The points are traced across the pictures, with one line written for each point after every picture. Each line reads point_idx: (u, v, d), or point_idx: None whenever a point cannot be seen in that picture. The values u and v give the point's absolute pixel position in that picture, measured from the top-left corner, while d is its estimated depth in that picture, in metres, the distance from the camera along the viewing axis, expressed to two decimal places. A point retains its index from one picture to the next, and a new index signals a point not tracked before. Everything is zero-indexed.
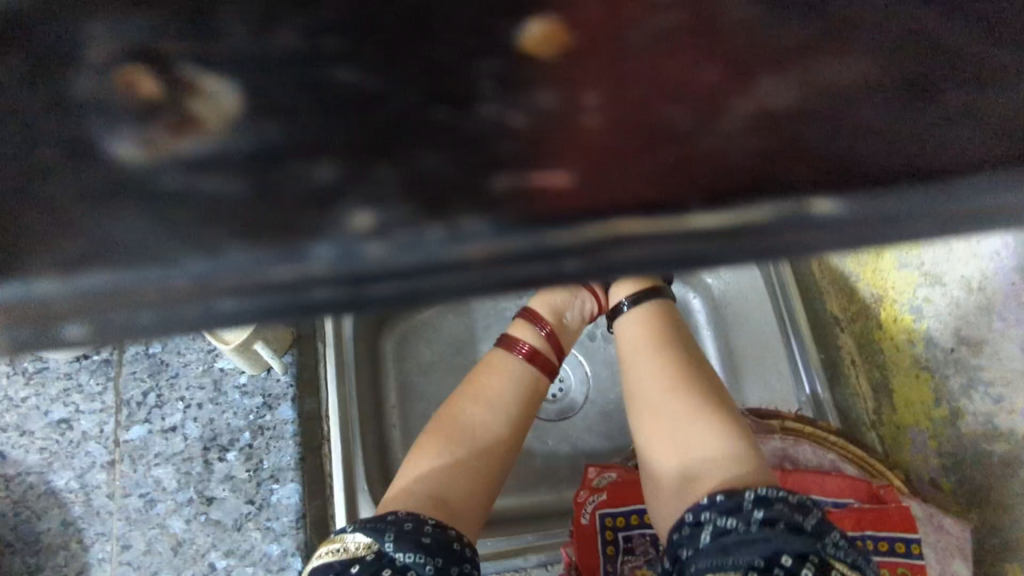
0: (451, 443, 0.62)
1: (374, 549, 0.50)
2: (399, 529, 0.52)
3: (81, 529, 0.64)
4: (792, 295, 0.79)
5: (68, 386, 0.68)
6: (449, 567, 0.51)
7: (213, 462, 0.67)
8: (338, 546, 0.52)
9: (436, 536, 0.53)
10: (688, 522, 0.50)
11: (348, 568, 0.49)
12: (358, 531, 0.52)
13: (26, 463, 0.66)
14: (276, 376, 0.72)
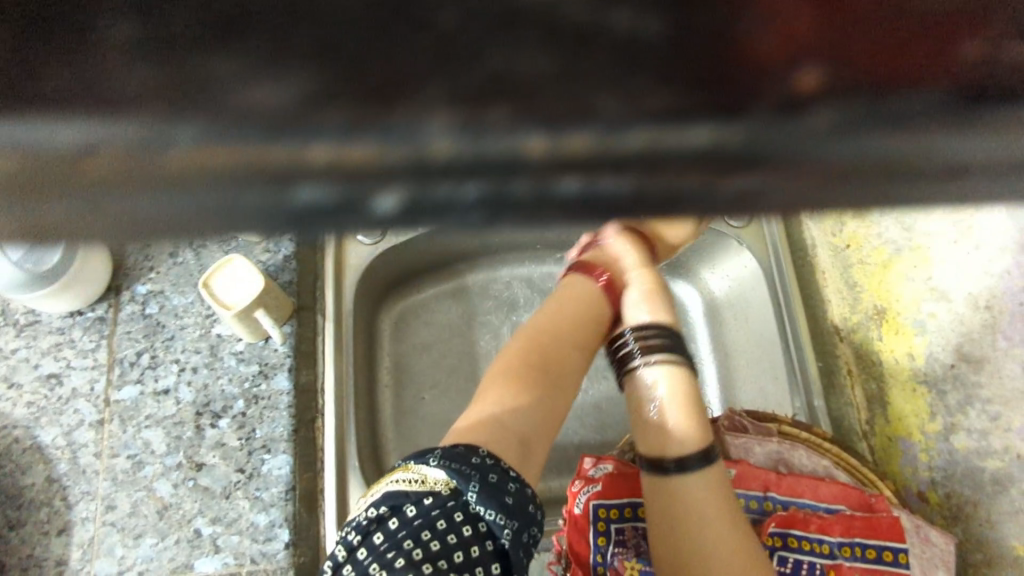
0: (539, 368, 0.62)
1: (454, 489, 0.48)
2: (484, 479, 0.49)
3: (65, 487, 0.63)
4: (804, 335, 0.78)
5: (60, 341, 0.68)
6: (522, 532, 0.49)
7: (205, 427, 0.67)
8: (416, 476, 0.49)
9: (517, 497, 0.50)
10: None
11: (421, 500, 0.47)
12: (443, 468, 0.49)
13: (14, 416, 0.65)
14: (274, 344, 0.70)
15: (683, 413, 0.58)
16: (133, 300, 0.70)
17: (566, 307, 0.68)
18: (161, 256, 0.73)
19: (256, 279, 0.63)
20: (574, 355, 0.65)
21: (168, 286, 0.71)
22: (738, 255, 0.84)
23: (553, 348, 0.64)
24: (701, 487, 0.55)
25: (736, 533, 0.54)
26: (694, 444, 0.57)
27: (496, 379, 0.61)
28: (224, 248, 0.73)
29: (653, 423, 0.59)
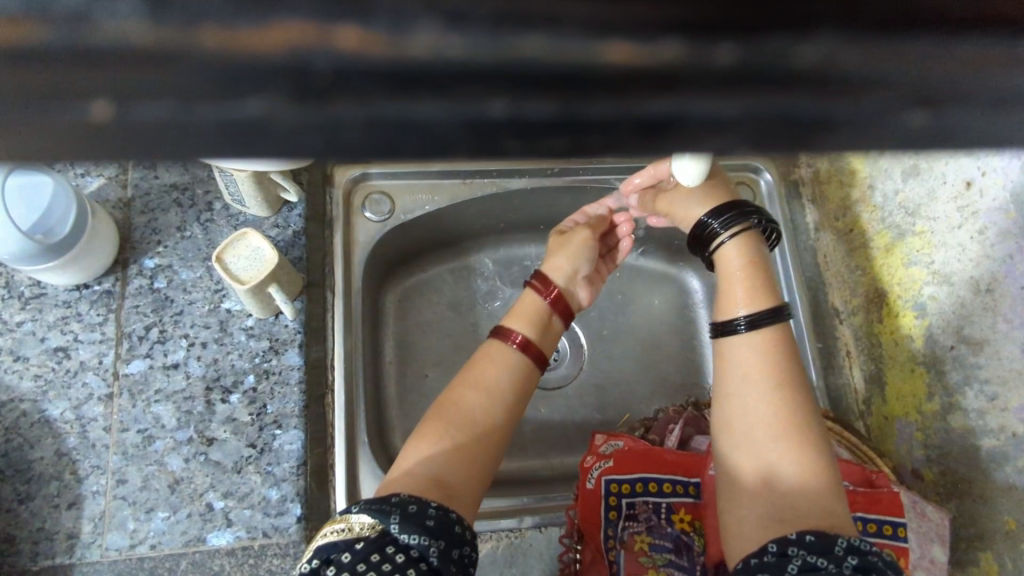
0: (453, 429, 0.59)
1: (378, 528, 0.48)
2: (405, 511, 0.50)
3: (75, 461, 0.63)
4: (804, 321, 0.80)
5: (66, 314, 0.67)
6: (450, 549, 0.50)
7: (215, 403, 0.67)
8: (343, 526, 0.49)
9: (441, 519, 0.51)
10: (775, 554, 0.46)
11: (352, 545, 0.47)
12: (364, 512, 0.50)
13: (20, 389, 0.64)
14: (285, 320, 0.70)
15: (751, 279, 0.61)
16: (141, 274, 0.70)
17: (477, 369, 0.64)
18: (169, 229, 0.72)
19: (269, 255, 0.63)
20: (504, 398, 0.63)
21: (176, 260, 0.71)
22: None
23: (469, 395, 0.62)
24: (749, 416, 0.55)
25: (805, 469, 0.52)
26: (760, 305, 0.59)
27: (420, 434, 0.59)
28: (233, 222, 0.73)
29: (731, 284, 0.61)
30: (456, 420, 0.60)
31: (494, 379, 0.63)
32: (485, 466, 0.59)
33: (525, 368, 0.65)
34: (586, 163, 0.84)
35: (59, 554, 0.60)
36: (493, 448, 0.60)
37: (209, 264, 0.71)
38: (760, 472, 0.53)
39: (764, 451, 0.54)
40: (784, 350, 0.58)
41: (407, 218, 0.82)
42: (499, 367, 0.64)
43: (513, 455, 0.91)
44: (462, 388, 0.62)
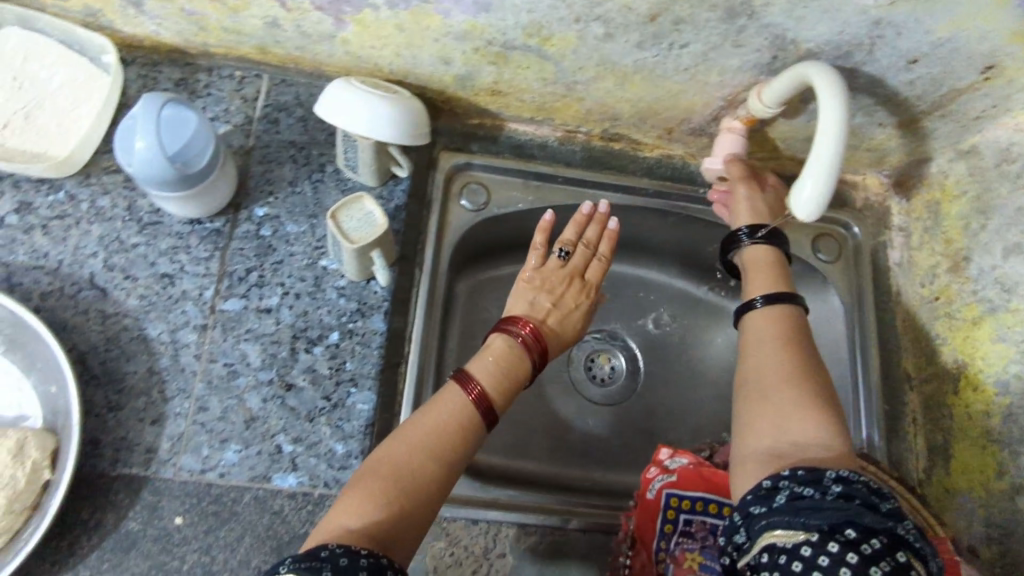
0: (393, 486, 0.56)
1: None
2: (336, 564, 0.47)
3: (164, 381, 0.67)
4: (873, 380, 0.79)
5: (177, 244, 0.71)
6: None
7: (299, 351, 0.69)
8: None
9: (373, 564, 0.49)
10: (769, 485, 0.52)
11: None
12: (289, 569, 0.47)
13: (126, 305, 0.69)
14: (378, 285, 0.73)
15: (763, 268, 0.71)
16: (250, 220, 0.73)
17: (433, 412, 0.62)
18: (282, 182, 0.75)
19: (379, 221, 0.65)
20: (441, 444, 0.60)
21: (284, 212, 0.74)
22: (823, 287, 0.86)
23: (413, 441, 0.59)
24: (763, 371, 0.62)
25: (803, 429, 0.57)
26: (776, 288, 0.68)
27: (359, 491, 0.56)
28: (342, 186, 0.76)
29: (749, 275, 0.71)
30: (395, 471, 0.57)
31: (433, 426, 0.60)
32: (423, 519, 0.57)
33: (479, 419, 0.63)
34: (681, 189, 0.85)
35: (137, 465, 0.64)
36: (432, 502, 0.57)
37: (313, 221, 0.74)
38: (764, 426, 0.58)
39: (771, 410, 0.59)
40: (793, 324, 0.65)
41: (500, 212, 0.83)
42: (439, 415, 0.61)
43: (556, 462, 0.91)
44: (403, 436, 0.60)
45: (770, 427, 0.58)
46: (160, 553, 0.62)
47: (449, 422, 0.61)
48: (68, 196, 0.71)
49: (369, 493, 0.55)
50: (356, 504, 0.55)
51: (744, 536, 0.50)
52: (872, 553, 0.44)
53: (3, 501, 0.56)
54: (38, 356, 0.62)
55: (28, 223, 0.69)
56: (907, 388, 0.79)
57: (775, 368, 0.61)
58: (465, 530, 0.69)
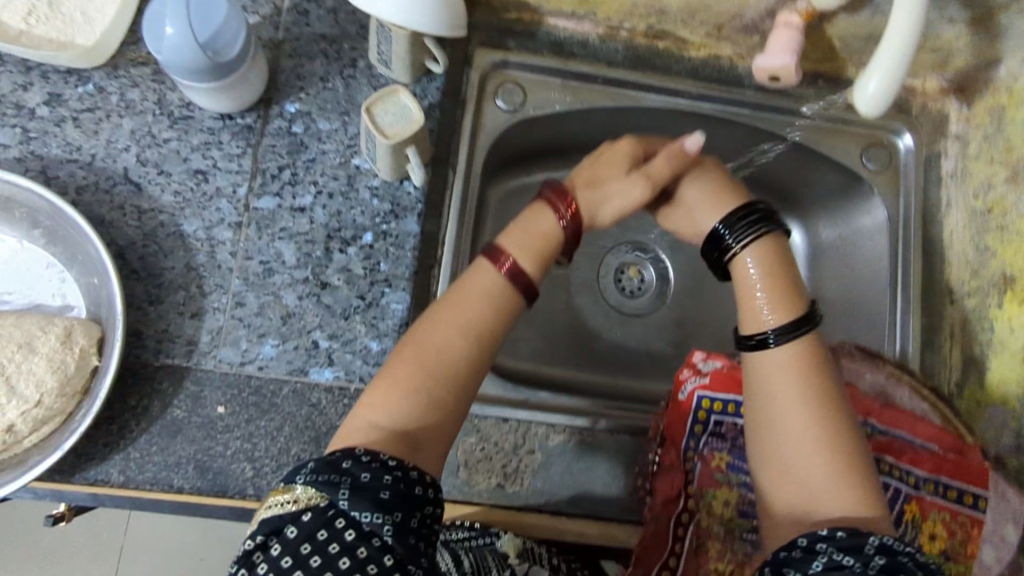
0: (419, 378, 0.57)
1: (328, 500, 0.48)
2: (356, 482, 0.49)
3: (202, 276, 0.67)
4: (914, 291, 0.77)
5: (208, 140, 0.70)
6: (408, 519, 0.49)
7: (334, 251, 0.69)
8: (288, 497, 0.49)
9: (398, 487, 0.50)
10: (803, 547, 0.48)
11: (299, 518, 0.48)
12: (311, 483, 0.49)
13: (161, 200, 0.68)
14: (411, 186, 0.71)
15: (772, 290, 0.59)
16: (282, 116, 0.71)
17: (462, 301, 0.60)
18: (312, 78, 0.73)
19: (414, 115, 0.64)
20: (466, 335, 0.59)
21: (316, 108, 0.72)
22: (868, 196, 0.82)
23: (439, 333, 0.59)
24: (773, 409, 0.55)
25: (824, 486, 0.52)
26: (785, 318, 0.58)
27: (385, 384, 0.57)
28: (374, 82, 0.73)
29: (751, 301, 0.60)
30: (424, 360, 0.58)
31: (443, 337, 0.59)
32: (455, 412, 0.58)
33: (509, 297, 0.61)
34: (727, 92, 0.81)
35: (179, 357, 0.65)
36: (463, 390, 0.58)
37: (345, 118, 0.72)
38: (780, 468, 0.54)
39: (788, 451, 0.54)
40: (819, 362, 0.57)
41: (536, 114, 0.80)
42: (465, 299, 0.60)
43: (583, 370, 0.92)
44: (431, 321, 0.60)
45: (788, 468, 0.53)
46: (205, 439, 0.64)
47: (476, 305, 0.60)
48: (97, 88, 0.70)
49: (397, 384, 0.57)
50: (386, 395, 0.56)
51: None
52: None
53: (55, 384, 0.58)
54: (78, 248, 0.63)
55: (58, 116, 0.68)
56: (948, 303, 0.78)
57: (788, 408, 0.55)
58: (496, 427, 0.71)
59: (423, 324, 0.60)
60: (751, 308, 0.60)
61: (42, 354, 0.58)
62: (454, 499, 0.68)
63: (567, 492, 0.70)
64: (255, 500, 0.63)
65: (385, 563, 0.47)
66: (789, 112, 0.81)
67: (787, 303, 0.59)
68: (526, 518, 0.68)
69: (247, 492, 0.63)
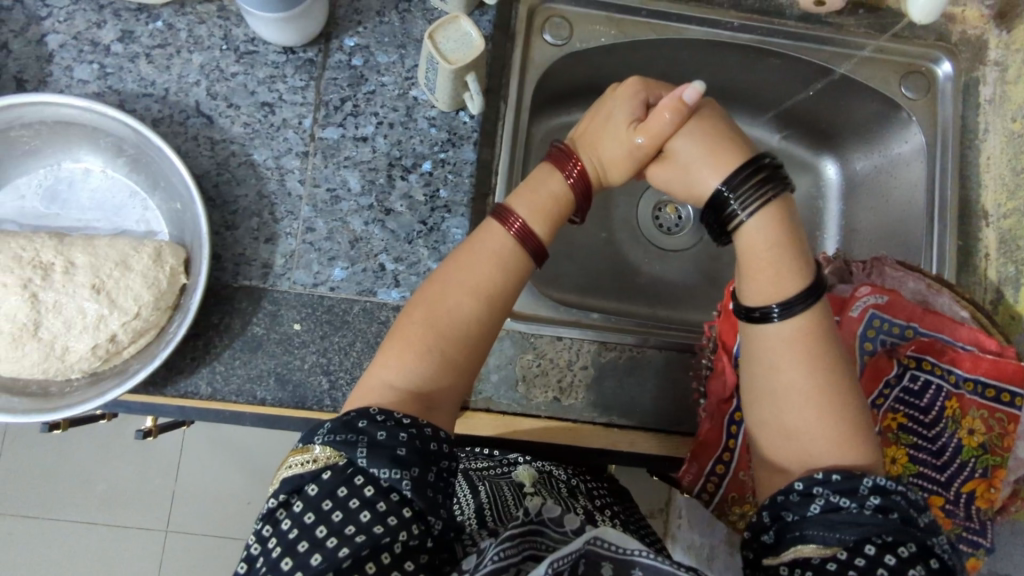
0: (430, 342, 0.59)
1: (346, 459, 0.52)
2: (373, 442, 0.52)
3: (274, 204, 0.71)
4: (950, 213, 0.80)
5: (274, 74, 0.73)
6: (426, 474, 0.52)
7: (396, 179, 0.73)
8: (307, 457, 0.53)
9: (413, 445, 0.53)
10: (801, 491, 0.51)
11: (319, 476, 0.51)
12: (327, 444, 0.53)
13: (232, 132, 0.72)
14: (466, 115, 0.74)
15: (775, 257, 0.59)
16: (342, 50, 0.74)
17: (471, 265, 0.62)
18: (369, 12, 0.75)
19: (476, 42, 0.66)
20: (470, 302, 0.61)
21: (374, 42, 0.75)
22: (907, 124, 0.84)
23: (445, 298, 0.61)
24: (768, 363, 0.57)
25: (811, 437, 0.55)
26: (789, 289, 0.58)
27: (399, 343, 0.59)
28: (428, 16, 0.76)
29: (753, 270, 0.59)
30: (435, 323, 0.60)
31: (450, 303, 0.61)
32: (466, 371, 0.61)
33: (517, 257, 0.63)
34: (768, 22, 0.82)
35: (255, 278, 0.70)
36: (475, 350, 0.61)
37: (402, 51, 0.75)
38: (773, 418, 0.56)
39: (781, 406, 0.56)
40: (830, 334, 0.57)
41: (583, 48, 0.82)
42: (465, 266, 0.62)
43: (624, 300, 0.96)
44: (437, 287, 0.61)
45: (781, 417, 0.56)
46: (284, 353, 0.68)
47: (479, 271, 0.62)
48: (167, 24, 0.73)
49: (408, 350, 0.59)
50: (398, 361, 0.59)
51: (773, 536, 0.52)
52: (909, 556, 0.47)
53: (151, 299, 0.62)
54: (162, 176, 0.67)
55: (132, 52, 0.72)
56: (984, 225, 0.80)
57: (780, 362, 0.56)
58: (551, 345, 0.75)
59: (429, 291, 0.61)
60: (758, 277, 0.59)
61: (138, 271, 0.63)
62: (514, 411, 0.73)
63: (619, 405, 0.74)
64: (331, 409, 0.68)
65: (403, 514, 0.50)
66: (829, 41, 0.83)
67: (789, 274, 0.58)
68: (581, 429, 0.73)
69: (324, 402, 0.68)
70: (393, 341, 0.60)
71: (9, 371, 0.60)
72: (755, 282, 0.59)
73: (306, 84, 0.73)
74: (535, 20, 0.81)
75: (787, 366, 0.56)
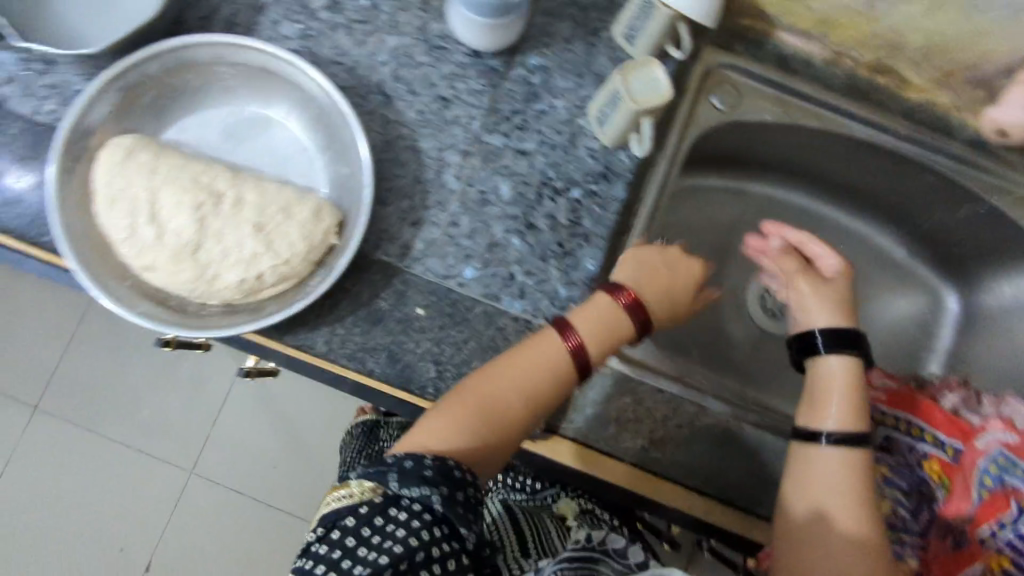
0: (477, 424, 0.61)
1: (379, 491, 0.56)
2: (404, 469, 0.56)
3: (427, 191, 0.74)
4: None
5: (456, 72, 0.76)
6: (454, 493, 0.56)
7: (545, 197, 0.75)
8: (347, 492, 0.58)
9: (440, 466, 0.56)
10: None
11: (357, 510, 0.56)
12: (363, 477, 0.57)
13: (406, 115, 0.75)
14: (626, 155, 0.76)
15: (846, 398, 0.67)
16: (524, 66, 0.77)
17: (521, 362, 0.63)
18: (558, 38, 0.78)
19: (663, 90, 0.68)
20: (517, 398, 0.62)
21: (555, 66, 0.78)
22: None
23: (491, 386, 0.62)
24: (803, 482, 0.63)
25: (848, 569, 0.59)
26: (848, 424, 0.65)
27: (445, 420, 0.61)
28: (611, 54, 0.78)
29: (823, 400, 0.68)
30: (482, 408, 0.62)
31: (502, 393, 0.62)
32: (510, 450, 0.64)
33: (569, 368, 0.64)
34: (934, 139, 0.83)
35: (393, 256, 0.72)
36: (517, 435, 0.64)
37: (579, 80, 0.78)
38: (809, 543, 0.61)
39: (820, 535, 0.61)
40: (867, 466, 0.63)
41: (746, 120, 0.84)
42: (516, 362, 0.63)
43: (714, 370, 0.95)
44: (487, 376, 0.63)
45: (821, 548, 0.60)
46: (402, 334, 0.70)
47: (527, 368, 0.63)
48: (372, 4, 0.77)
49: (455, 426, 0.61)
50: (444, 436, 0.60)
51: None
52: None
53: (304, 250, 0.65)
54: (337, 140, 0.70)
55: (335, 21, 0.76)
56: None
57: (825, 483, 0.63)
58: (650, 394, 0.75)
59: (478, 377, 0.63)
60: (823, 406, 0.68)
61: (298, 222, 0.66)
62: (599, 449, 0.73)
63: (703, 472, 0.73)
64: (432, 399, 0.69)
65: (435, 531, 0.55)
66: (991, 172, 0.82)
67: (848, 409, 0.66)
68: (662, 485, 0.72)
69: (427, 390, 0.69)
70: (434, 415, 0.62)
71: (159, 282, 0.64)
72: (821, 410, 0.67)
73: (484, 89, 0.76)
74: (708, 81, 0.83)
75: (819, 485, 0.63)
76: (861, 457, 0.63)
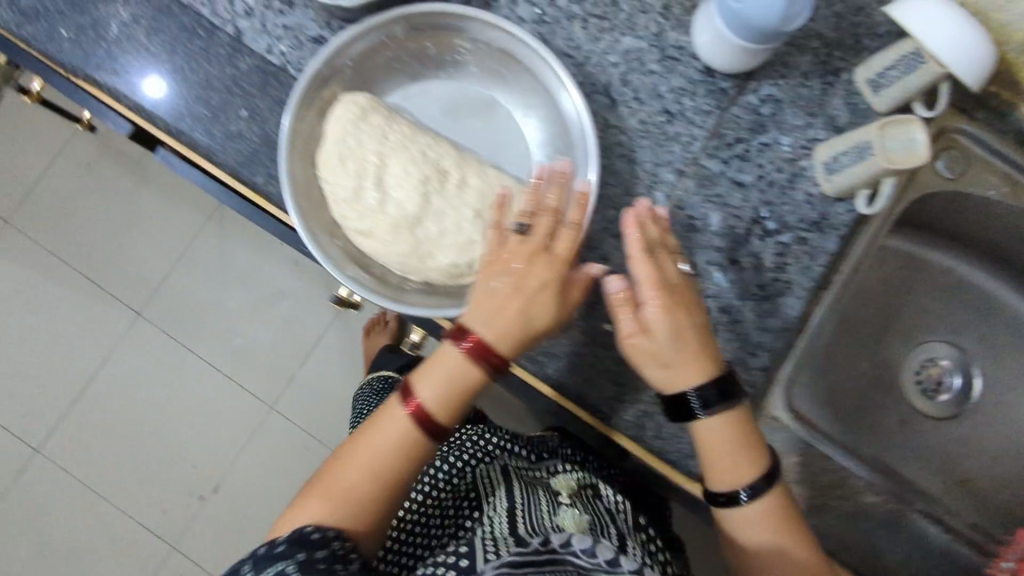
0: (333, 506, 0.59)
1: None
2: (306, 561, 0.55)
3: (635, 206, 0.71)
4: None
5: (686, 87, 0.73)
6: (313, 554, 0.56)
7: (754, 235, 0.72)
8: None
9: (291, 541, 0.56)
10: None
11: None
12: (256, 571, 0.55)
13: (627, 124, 0.72)
14: (846, 207, 0.72)
15: (739, 443, 0.62)
16: (756, 94, 0.73)
17: (367, 448, 0.61)
18: (796, 70, 0.74)
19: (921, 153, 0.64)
20: (379, 464, 0.60)
21: (788, 99, 0.74)
22: None
23: (343, 473, 0.61)
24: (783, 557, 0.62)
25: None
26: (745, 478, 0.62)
27: (314, 499, 0.60)
28: (849, 98, 0.74)
29: (715, 449, 0.62)
30: (327, 493, 0.60)
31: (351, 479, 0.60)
32: (376, 500, 0.60)
33: (419, 441, 0.60)
34: None
35: (591, 265, 0.70)
36: (380, 493, 0.60)
37: (810, 119, 0.73)
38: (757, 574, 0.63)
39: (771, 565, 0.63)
40: (787, 508, 0.63)
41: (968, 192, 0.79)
42: (354, 460, 0.61)
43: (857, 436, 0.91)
44: (340, 471, 0.61)
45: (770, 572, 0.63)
46: (587, 345, 0.69)
47: (371, 451, 0.60)
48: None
49: (316, 513, 0.59)
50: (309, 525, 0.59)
51: None
52: None
53: None
54: (560, 134, 0.68)
55: (573, 11, 0.73)
56: None
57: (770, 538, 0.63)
58: (818, 458, 0.72)
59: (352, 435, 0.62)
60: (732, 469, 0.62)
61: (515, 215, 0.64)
62: None
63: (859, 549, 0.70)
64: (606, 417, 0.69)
65: None
66: None
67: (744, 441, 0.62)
68: None
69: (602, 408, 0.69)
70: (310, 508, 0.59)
71: (371, 247, 0.64)
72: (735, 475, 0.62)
73: (711, 110, 0.73)
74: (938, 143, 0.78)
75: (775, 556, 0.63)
76: (780, 504, 0.62)
